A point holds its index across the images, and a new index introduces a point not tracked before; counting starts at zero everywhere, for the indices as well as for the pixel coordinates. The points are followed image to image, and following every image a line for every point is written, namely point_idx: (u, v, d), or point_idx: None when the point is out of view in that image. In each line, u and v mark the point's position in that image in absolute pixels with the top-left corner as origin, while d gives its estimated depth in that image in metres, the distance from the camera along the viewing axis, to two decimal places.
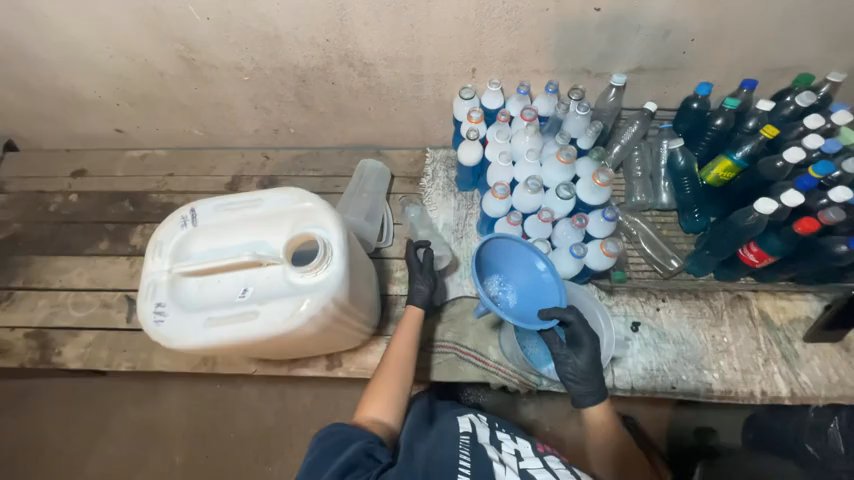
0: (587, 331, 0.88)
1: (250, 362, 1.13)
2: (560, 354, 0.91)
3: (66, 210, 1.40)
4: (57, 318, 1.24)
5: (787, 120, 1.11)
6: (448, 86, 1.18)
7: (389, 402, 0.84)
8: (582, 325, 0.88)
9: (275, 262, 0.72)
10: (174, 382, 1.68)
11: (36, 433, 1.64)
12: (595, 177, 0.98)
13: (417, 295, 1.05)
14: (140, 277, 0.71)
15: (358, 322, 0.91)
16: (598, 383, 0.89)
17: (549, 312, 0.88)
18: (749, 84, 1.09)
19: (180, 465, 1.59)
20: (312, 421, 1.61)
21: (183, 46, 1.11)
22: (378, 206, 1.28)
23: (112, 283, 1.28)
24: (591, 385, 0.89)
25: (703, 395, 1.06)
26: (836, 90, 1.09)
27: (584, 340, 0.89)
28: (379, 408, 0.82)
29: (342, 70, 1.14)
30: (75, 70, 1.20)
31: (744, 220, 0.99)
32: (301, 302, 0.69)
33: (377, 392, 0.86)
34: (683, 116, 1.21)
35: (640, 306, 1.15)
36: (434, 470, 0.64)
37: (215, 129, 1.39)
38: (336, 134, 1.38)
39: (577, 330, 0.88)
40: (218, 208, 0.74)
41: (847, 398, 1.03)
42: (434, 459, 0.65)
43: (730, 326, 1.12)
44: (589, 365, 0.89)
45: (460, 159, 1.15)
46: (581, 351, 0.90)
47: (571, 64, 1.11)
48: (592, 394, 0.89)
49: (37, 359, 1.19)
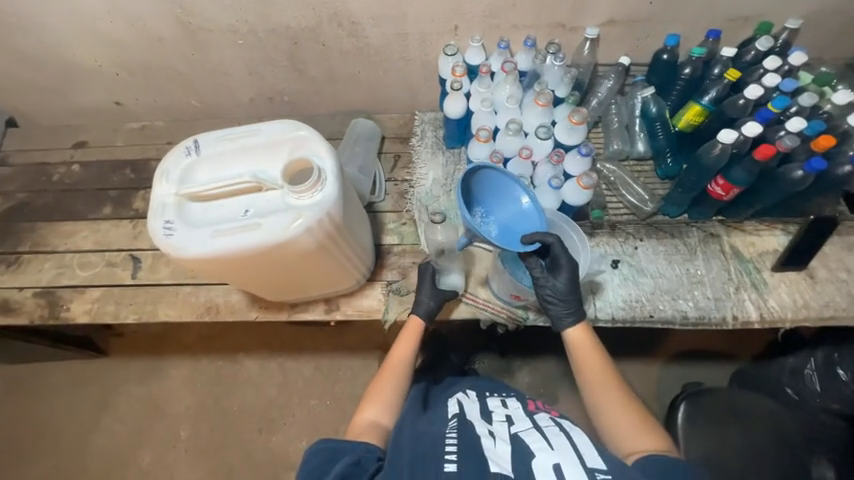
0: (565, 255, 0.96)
1: (251, 310, 1.19)
2: (540, 276, 0.97)
3: (69, 180, 1.43)
4: (64, 278, 1.28)
5: (750, 65, 1.20)
6: (433, 44, 1.25)
7: (384, 407, 0.92)
8: (560, 249, 0.95)
9: (272, 186, 0.82)
10: (176, 353, 1.71)
11: (42, 406, 1.67)
12: (570, 117, 1.08)
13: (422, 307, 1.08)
14: (151, 199, 0.84)
15: (351, 256, 1.00)
16: (576, 303, 0.97)
17: (532, 236, 0.93)
18: (714, 33, 1.17)
19: (185, 432, 1.62)
20: (313, 390, 1.64)
21: (181, 9, 1.17)
22: (370, 163, 1.33)
23: (117, 245, 1.32)
24: (570, 305, 0.96)
25: (679, 322, 1.13)
26: (794, 37, 1.17)
27: (563, 263, 0.96)
28: (375, 412, 0.91)
29: (332, 31, 1.21)
30: (76, 37, 1.26)
31: (710, 153, 1.09)
32: (299, 216, 0.79)
33: (375, 395, 0.94)
34: (655, 69, 1.27)
35: (619, 246, 1.20)
36: (423, 462, 0.69)
37: (211, 99, 1.45)
38: (329, 99, 1.43)
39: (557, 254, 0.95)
40: (217, 139, 0.86)
41: (810, 319, 1.12)
42: (422, 452, 0.71)
43: (704, 260, 1.18)
44: (567, 287, 0.96)
45: (445, 112, 1.21)
46: (561, 273, 0.96)
47: (547, 18, 1.18)
48: (571, 313, 0.97)
49: (46, 315, 1.24)
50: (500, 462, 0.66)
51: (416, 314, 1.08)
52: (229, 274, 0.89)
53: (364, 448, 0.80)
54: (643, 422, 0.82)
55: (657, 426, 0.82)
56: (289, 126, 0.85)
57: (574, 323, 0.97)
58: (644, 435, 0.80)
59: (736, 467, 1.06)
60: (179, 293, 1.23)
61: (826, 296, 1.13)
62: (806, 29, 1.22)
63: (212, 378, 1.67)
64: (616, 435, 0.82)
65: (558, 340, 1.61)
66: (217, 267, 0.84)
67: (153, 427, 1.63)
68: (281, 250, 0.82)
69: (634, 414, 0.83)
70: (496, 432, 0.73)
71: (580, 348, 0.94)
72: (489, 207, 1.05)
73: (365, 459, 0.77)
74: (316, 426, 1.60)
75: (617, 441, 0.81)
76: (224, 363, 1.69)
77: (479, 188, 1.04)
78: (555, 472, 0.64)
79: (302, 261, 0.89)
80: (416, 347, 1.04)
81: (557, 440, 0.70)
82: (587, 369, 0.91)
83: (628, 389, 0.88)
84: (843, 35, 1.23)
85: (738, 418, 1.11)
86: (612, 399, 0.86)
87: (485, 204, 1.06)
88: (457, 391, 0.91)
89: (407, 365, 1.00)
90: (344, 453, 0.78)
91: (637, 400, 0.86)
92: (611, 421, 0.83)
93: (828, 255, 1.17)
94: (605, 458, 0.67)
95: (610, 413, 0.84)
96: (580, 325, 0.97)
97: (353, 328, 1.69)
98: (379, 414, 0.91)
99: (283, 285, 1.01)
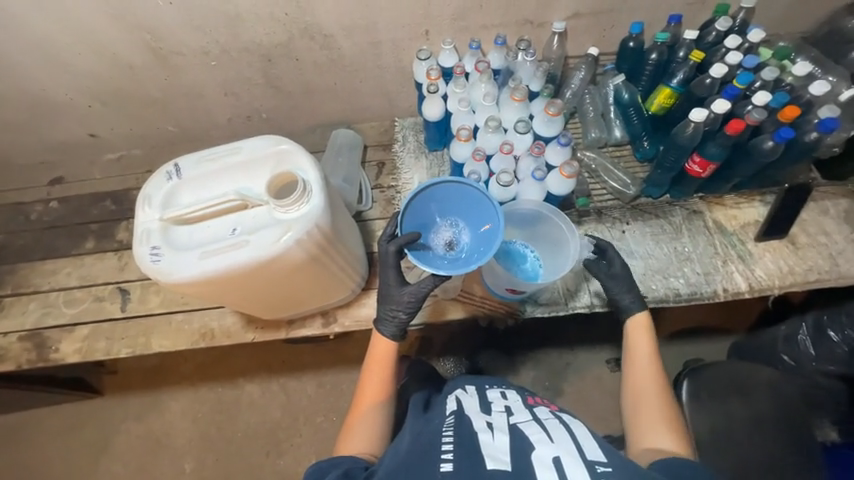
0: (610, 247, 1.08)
1: (248, 331, 1.18)
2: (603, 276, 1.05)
3: (47, 218, 1.39)
4: (50, 318, 1.24)
5: (713, 45, 1.24)
6: (407, 50, 1.26)
7: (367, 436, 0.89)
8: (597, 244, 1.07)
9: (258, 203, 0.82)
10: (173, 384, 1.67)
11: (37, 453, 1.61)
12: (547, 109, 1.11)
13: (392, 325, 0.98)
14: (135, 226, 0.83)
15: (343, 265, 0.99)
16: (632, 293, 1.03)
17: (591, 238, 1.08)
18: (674, 18, 1.21)
19: (189, 465, 1.58)
20: (318, 408, 1.62)
21: (150, 35, 1.16)
22: (354, 171, 1.33)
23: (103, 278, 1.29)
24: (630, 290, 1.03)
25: (673, 299, 1.15)
26: (751, 16, 1.22)
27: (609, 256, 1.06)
28: (358, 444, 0.88)
29: (304, 45, 1.22)
30: (44, 72, 1.24)
31: (685, 133, 1.12)
32: (288, 229, 0.79)
33: (354, 428, 0.91)
34: (623, 57, 1.30)
35: (607, 231, 1.22)
36: (419, 459, 0.69)
37: (189, 123, 1.44)
38: (307, 113, 1.43)
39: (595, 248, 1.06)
40: (198, 161, 0.86)
41: (796, 285, 1.15)
42: (419, 450, 0.71)
43: (690, 237, 1.21)
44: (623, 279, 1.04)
45: (424, 115, 1.23)
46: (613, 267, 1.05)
47: (514, 15, 1.21)
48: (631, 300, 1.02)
49: (34, 359, 1.20)
50: (498, 456, 0.66)
51: (382, 333, 0.99)
52: (222, 295, 0.88)
53: (351, 461, 0.81)
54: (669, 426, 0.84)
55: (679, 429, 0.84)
56: (270, 141, 0.85)
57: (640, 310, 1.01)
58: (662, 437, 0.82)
59: (743, 438, 1.08)
60: (172, 322, 1.21)
61: (808, 261, 1.17)
62: (761, 7, 1.27)
63: (213, 407, 1.64)
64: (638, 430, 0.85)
65: (558, 332, 1.62)
66: (211, 289, 0.83)
67: (156, 464, 1.58)
68: (273, 265, 0.82)
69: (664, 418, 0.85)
70: (494, 424, 0.73)
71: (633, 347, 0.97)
72: (454, 215, 1.03)
73: (353, 470, 0.77)
74: (325, 444, 1.58)
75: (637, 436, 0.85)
76: (224, 390, 1.65)
77: (431, 208, 1.01)
78: (555, 465, 0.63)
79: (295, 275, 0.88)
80: (391, 372, 0.97)
81: (558, 433, 0.70)
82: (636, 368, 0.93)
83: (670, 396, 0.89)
84: (797, 9, 1.29)
85: (741, 391, 1.13)
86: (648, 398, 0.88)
87: (448, 213, 1.03)
88: (457, 387, 0.90)
89: (384, 391, 0.95)
90: (334, 468, 0.79)
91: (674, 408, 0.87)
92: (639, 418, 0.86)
93: (806, 221, 1.21)
94: (605, 451, 0.67)
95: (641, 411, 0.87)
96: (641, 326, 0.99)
97: (353, 340, 1.68)
98: (361, 445, 0.88)
99: (278, 301, 1.00)
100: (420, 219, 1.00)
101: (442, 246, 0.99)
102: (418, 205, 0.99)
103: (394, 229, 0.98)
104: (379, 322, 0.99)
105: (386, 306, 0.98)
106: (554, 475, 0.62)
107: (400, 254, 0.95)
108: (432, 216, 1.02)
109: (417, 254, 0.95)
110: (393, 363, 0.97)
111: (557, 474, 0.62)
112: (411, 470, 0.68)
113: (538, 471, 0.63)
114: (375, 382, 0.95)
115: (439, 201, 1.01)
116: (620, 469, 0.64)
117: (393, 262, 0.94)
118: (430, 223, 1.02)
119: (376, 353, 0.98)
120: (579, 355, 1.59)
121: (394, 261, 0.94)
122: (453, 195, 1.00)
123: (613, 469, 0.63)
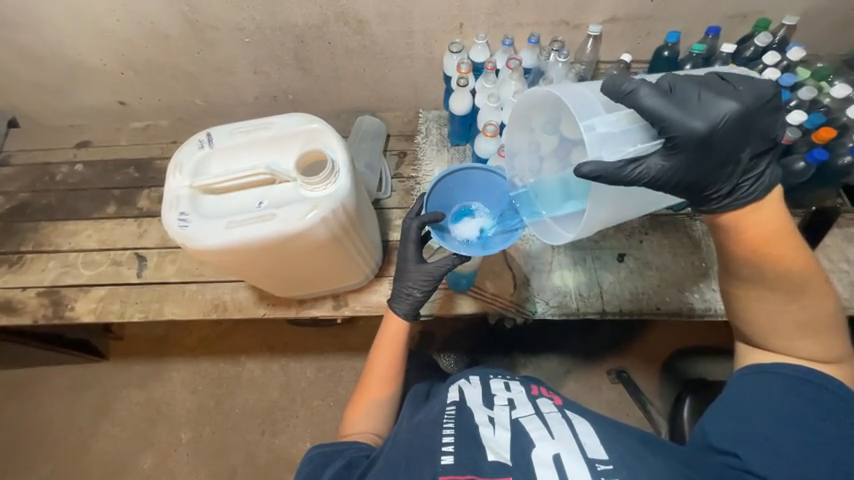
0: (699, 99, 0.68)
1: (259, 306, 1.19)
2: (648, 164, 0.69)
3: (71, 179, 1.41)
4: (68, 277, 1.27)
5: (751, 61, 1.22)
6: (438, 42, 1.26)
7: (369, 420, 0.92)
8: (659, 102, 0.68)
9: (286, 179, 0.84)
10: (178, 354, 1.69)
11: (44, 407, 1.65)
12: None
13: (407, 302, 0.97)
14: (166, 191, 0.85)
15: (362, 251, 1.01)
16: (714, 183, 0.71)
17: (635, 102, 0.68)
18: (713, 30, 1.18)
19: (186, 435, 1.60)
20: (317, 391, 1.63)
21: (188, 7, 1.17)
22: (376, 159, 1.34)
23: (122, 243, 1.31)
24: (714, 182, 0.70)
25: (686, 313, 1.15)
26: (791, 33, 1.20)
27: (684, 125, 0.67)
28: (361, 424, 0.91)
29: (338, 29, 1.22)
30: (82, 36, 1.26)
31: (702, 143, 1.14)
32: (315, 207, 0.80)
33: (357, 409, 0.94)
34: (655, 67, 1.27)
35: (626, 239, 1.23)
36: (420, 456, 0.70)
37: (215, 98, 1.45)
38: (333, 97, 1.44)
39: (650, 118, 0.68)
40: (231, 132, 0.89)
41: None
42: (418, 444, 0.72)
43: (708, 253, 1.20)
44: (690, 168, 0.69)
45: (451, 108, 1.23)
46: (679, 146, 0.68)
47: (550, 16, 1.20)
48: (724, 197, 0.71)
49: (49, 315, 1.23)
50: (498, 450, 0.67)
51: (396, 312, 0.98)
52: (243, 267, 0.90)
53: (354, 449, 0.82)
54: (821, 350, 0.70)
55: (832, 341, 0.70)
56: (304, 119, 0.88)
57: (730, 208, 0.72)
58: (808, 354, 0.70)
59: None
60: (185, 292, 1.22)
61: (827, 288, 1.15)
62: (803, 24, 1.25)
63: (215, 380, 1.66)
64: (767, 339, 0.73)
65: (560, 338, 1.61)
66: (233, 259, 0.85)
67: (155, 430, 1.61)
68: (297, 242, 0.83)
69: (806, 331, 0.70)
70: (496, 419, 0.73)
71: (749, 239, 0.71)
72: (478, 198, 0.99)
73: (355, 460, 0.79)
74: (320, 428, 1.59)
75: (774, 354, 0.73)
76: (227, 365, 1.68)
77: (457, 192, 0.99)
78: (555, 464, 0.63)
79: (317, 254, 0.90)
80: (401, 357, 0.97)
81: (558, 428, 0.70)
82: (782, 272, 0.69)
83: (826, 294, 0.71)
84: (839, 30, 1.27)
85: None
86: (785, 305, 0.71)
87: (469, 197, 1.00)
88: (459, 377, 0.88)
89: (392, 375, 0.97)
90: (336, 456, 0.80)
91: (830, 322, 0.71)
92: (777, 332, 0.72)
93: (830, 247, 1.20)
94: (607, 447, 0.66)
95: (774, 318, 0.72)
96: (753, 206, 0.71)
97: (356, 328, 1.69)
98: (369, 425, 0.92)
99: (296, 279, 1.02)
100: (437, 201, 0.98)
101: (458, 228, 0.94)
102: (446, 186, 0.98)
103: (420, 207, 0.97)
104: (394, 300, 0.98)
105: (401, 284, 0.97)
106: (553, 474, 0.62)
107: (423, 229, 0.94)
108: (456, 198, 1.00)
109: (439, 233, 0.92)
110: (405, 349, 0.98)
111: (557, 472, 0.62)
112: (410, 463, 0.69)
113: (538, 470, 0.63)
114: (384, 364, 0.96)
115: (472, 184, 0.99)
116: (622, 465, 0.62)
117: (417, 231, 0.94)
118: (451, 202, 0.99)
119: (389, 334, 0.98)
120: (579, 363, 1.59)
121: (415, 235, 0.94)
122: (482, 183, 0.98)
123: (613, 466, 0.62)
